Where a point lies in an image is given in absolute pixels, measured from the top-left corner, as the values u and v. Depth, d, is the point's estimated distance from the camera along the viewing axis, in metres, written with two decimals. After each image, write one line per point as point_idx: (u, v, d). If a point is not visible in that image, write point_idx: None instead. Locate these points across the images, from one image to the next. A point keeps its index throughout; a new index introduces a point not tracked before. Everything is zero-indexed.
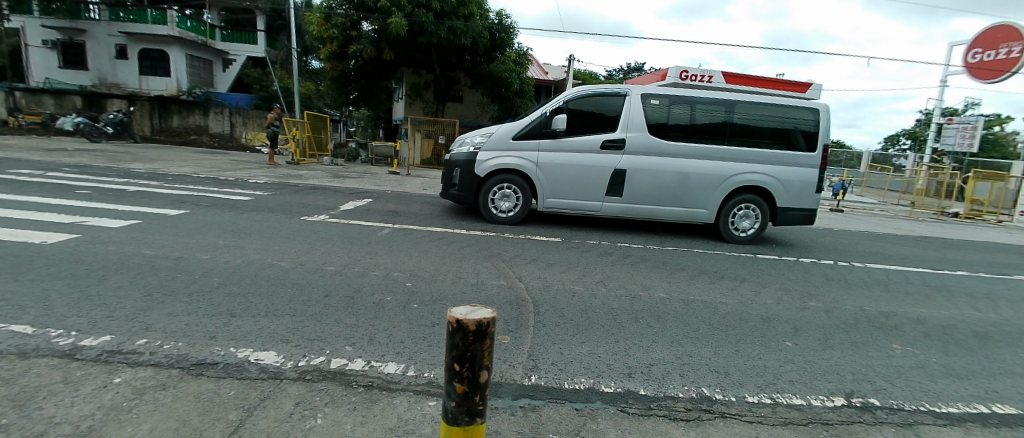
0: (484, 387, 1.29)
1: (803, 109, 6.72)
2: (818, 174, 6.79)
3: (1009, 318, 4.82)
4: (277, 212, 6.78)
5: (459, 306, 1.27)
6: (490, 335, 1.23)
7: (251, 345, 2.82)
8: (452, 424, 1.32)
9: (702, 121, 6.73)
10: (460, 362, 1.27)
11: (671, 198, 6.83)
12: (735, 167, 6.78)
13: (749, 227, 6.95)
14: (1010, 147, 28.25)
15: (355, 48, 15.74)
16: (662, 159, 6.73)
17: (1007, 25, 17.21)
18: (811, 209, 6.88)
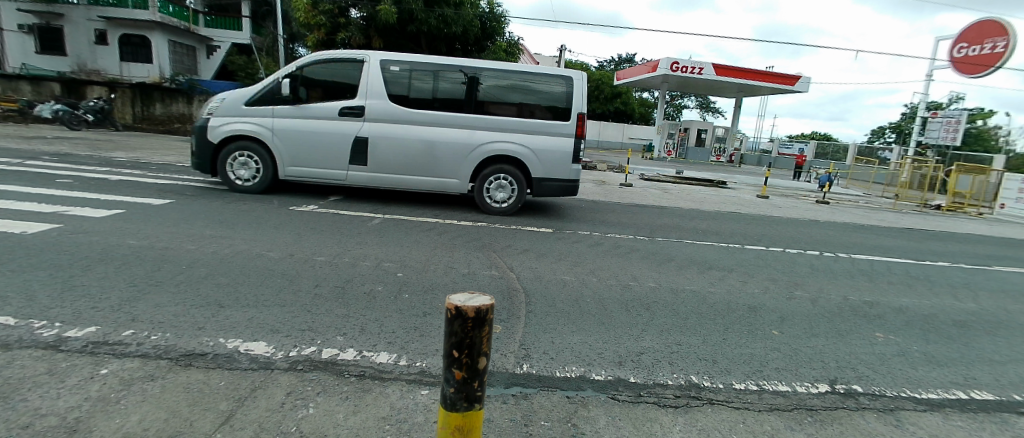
0: (483, 373, 1.30)
1: (552, 76, 6.88)
2: (567, 144, 6.88)
3: (987, 307, 4.97)
4: (265, 202, 6.70)
5: (457, 293, 1.27)
6: (488, 321, 1.23)
7: (240, 335, 2.80)
8: (451, 409, 1.32)
9: (443, 91, 6.76)
10: (459, 349, 1.26)
11: (417, 166, 6.83)
12: (482, 137, 6.82)
13: (504, 198, 7.03)
14: (992, 140, 28.85)
15: (344, 36, 15.46)
16: (403, 127, 6.74)
17: (993, 21, 17.50)
18: (567, 180, 6.98)
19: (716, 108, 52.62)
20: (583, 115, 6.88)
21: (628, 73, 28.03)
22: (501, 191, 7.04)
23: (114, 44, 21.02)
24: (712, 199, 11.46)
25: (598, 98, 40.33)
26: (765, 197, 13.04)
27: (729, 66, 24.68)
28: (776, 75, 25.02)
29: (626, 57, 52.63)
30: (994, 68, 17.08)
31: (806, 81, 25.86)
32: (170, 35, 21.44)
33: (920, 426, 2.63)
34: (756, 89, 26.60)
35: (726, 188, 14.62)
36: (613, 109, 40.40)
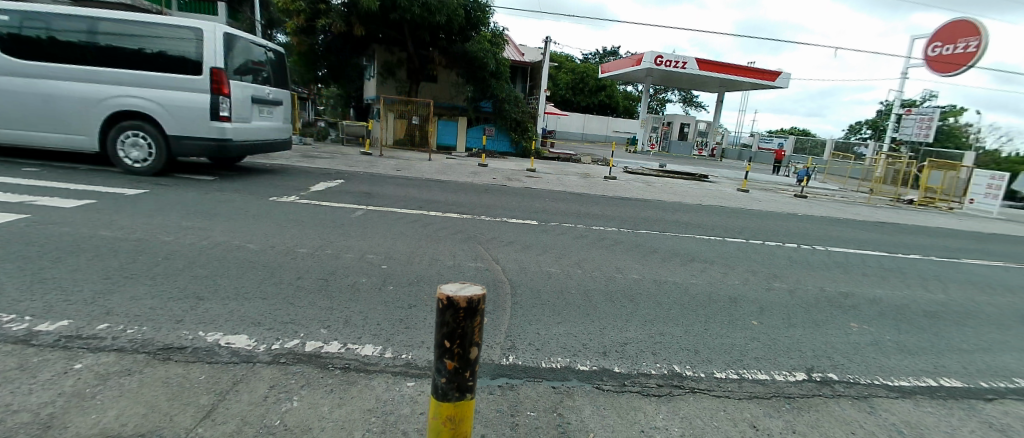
0: (475, 363, 1.29)
1: (177, 26, 6.52)
2: (199, 99, 6.60)
3: (955, 298, 5.18)
4: (244, 192, 6.54)
5: (449, 283, 1.26)
6: (479, 312, 1.22)
7: (221, 328, 2.74)
8: (442, 399, 1.31)
9: (62, 39, 6.50)
10: (451, 339, 1.26)
11: (41, 121, 6.58)
12: (100, 90, 6.52)
13: (140, 157, 6.79)
14: (962, 137, 29.87)
15: (324, 22, 15.08)
16: (21, 80, 6.52)
17: (966, 20, 18.00)
18: (204, 138, 6.71)
19: (698, 102, 53.18)
20: (219, 70, 6.60)
21: (613, 65, 28.04)
22: (137, 150, 6.79)
23: None
24: (693, 193, 11.63)
25: (583, 91, 40.32)
26: (746, 190, 13.30)
27: (712, 61, 24.90)
28: (757, 70, 25.37)
29: (611, 50, 52.66)
30: (966, 67, 17.63)
31: (787, 76, 26.28)
32: None
33: (892, 412, 2.74)
34: (737, 83, 26.96)
35: (708, 182, 14.86)
36: (597, 102, 40.48)
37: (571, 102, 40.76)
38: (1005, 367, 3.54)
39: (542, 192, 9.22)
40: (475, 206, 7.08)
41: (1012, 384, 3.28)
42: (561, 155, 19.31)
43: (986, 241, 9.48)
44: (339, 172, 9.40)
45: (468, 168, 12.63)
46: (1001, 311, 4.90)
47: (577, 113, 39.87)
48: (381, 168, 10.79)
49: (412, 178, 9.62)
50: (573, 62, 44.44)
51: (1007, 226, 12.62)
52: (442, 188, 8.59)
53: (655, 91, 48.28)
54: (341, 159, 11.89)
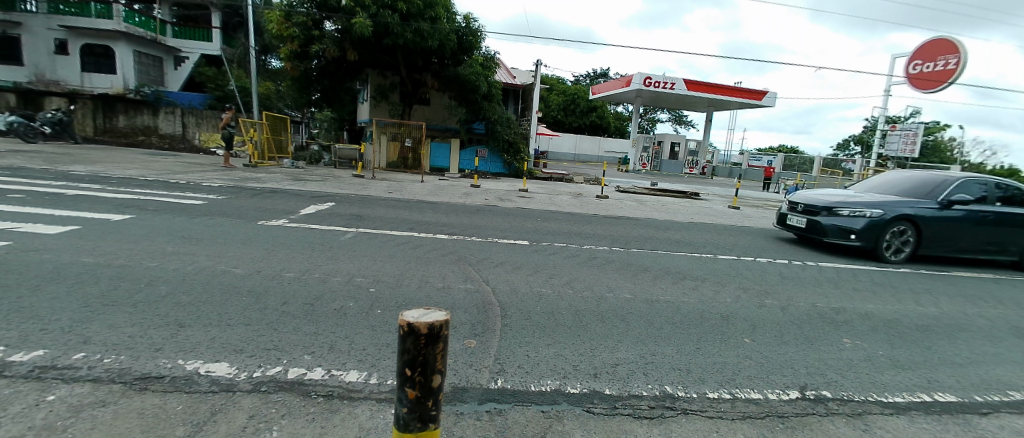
0: (438, 391, 1.26)
1: None
2: None
3: (946, 311, 5.19)
4: (232, 216, 6.52)
5: (411, 308, 1.24)
6: (442, 338, 1.21)
7: (201, 356, 2.68)
8: (403, 429, 1.28)
9: None
10: (412, 367, 1.23)
11: None
12: None
13: None
14: (947, 152, 30.65)
15: (317, 48, 15.33)
16: None
17: (944, 39, 18.59)
18: None
19: (688, 121, 54.03)
20: None
21: (602, 86, 28.44)
22: None
23: (75, 53, 20.26)
24: (685, 210, 11.66)
25: (575, 112, 40.87)
26: (738, 208, 13.37)
27: (700, 81, 25.44)
28: (743, 90, 25.98)
29: (601, 73, 53.90)
30: (947, 83, 18.17)
31: (774, 95, 26.84)
32: (136, 46, 20.78)
33: (887, 429, 2.71)
34: (725, 103, 27.49)
35: (699, 199, 15.02)
36: (588, 123, 41.19)
37: (563, 124, 41.32)
38: (1000, 381, 3.52)
39: (534, 212, 9.22)
40: (466, 227, 7.05)
41: (1007, 397, 3.25)
42: (554, 174, 19.46)
43: None
44: (331, 194, 9.41)
45: (461, 189, 12.65)
46: (992, 324, 4.91)
47: (568, 134, 40.38)
48: (373, 189, 10.83)
49: (403, 199, 9.61)
50: (563, 84, 45.42)
51: None
52: (433, 209, 8.56)
53: (645, 110, 49.13)
54: (332, 181, 11.92)
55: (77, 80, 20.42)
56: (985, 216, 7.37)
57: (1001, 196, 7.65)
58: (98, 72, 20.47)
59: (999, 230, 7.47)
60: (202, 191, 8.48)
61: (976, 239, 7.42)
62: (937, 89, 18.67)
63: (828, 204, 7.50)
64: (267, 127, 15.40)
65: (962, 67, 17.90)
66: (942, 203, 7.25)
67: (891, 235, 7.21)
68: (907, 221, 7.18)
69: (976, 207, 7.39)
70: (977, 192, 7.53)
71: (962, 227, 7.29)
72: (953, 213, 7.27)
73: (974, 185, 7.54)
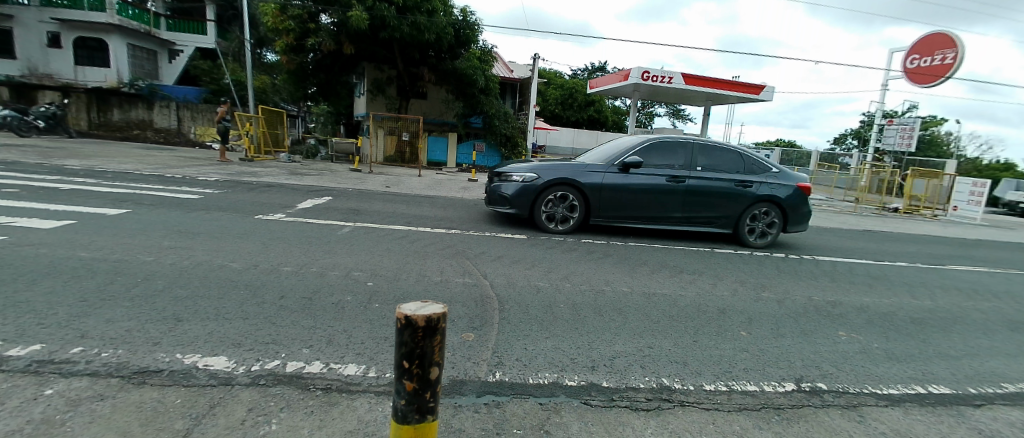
0: (436, 383, 1.27)
1: None
2: None
3: (942, 304, 5.24)
4: (229, 210, 6.49)
5: (409, 301, 1.24)
6: (440, 330, 1.21)
7: (199, 351, 2.68)
8: (403, 422, 1.27)
9: None
10: (410, 359, 1.24)
11: None
12: None
13: None
14: (943, 147, 30.83)
15: (313, 41, 15.21)
16: None
17: (942, 33, 18.58)
18: None
19: (686, 115, 54.02)
20: None
21: (600, 80, 28.35)
22: None
23: (68, 47, 20.05)
24: None
25: (572, 106, 40.76)
26: None
27: (698, 76, 25.38)
28: (741, 84, 25.95)
29: (599, 67, 53.74)
30: (944, 78, 18.22)
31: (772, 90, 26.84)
32: (130, 39, 20.58)
33: (882, 421, 2.74)
34: (723, 97, 27.47)
35: None
36: (586, 117, 41.11)
37: (560, 117, 41.19)
38: (993, 372, 3.57)
39: None
40: (464, 221, 7.03)
41: (1000, 389, 3.29)
42: None
43: (971, 248, 9.65)
44: (328, 189, 9.37)
45: (459, 183, 12.62)
46: (986, 317, 4.96)
47: (567, 128, 40.28)
48: (370, 184, 10.79)
49: (400, 194, 9.57)
50: (561, 77, 45.27)
51: (990, 233, 12.91)
52: (431, 203, 8.54)
53: (643, 104, 49.05)
54: (329, 175, 11.86)
55: (70, 74, 20.22)
56: (675, 184, 6.80)
57: (705, 162, 7.01)
58: (92, 66, 20.27)
59: (689, 198, 6.86)
60: (198, 186, 8.45)
61: (664, 208, 6.85)
62: (934, 83, 18.70)
63: (505, 170, 7.11)
64: (263, 121, 15.27)
65: (959, 62, 17.92)
66: (621, 169, 6.76)
67: (552, 201, 6.82)
68: (568, 186, 6.76)
69: (663, 173, 6.82)
70: (672, 158, 6.94)
71: (642, 194, 6.76)
72: (627, 179, 6.76)
73: (672, 150, 6.96)
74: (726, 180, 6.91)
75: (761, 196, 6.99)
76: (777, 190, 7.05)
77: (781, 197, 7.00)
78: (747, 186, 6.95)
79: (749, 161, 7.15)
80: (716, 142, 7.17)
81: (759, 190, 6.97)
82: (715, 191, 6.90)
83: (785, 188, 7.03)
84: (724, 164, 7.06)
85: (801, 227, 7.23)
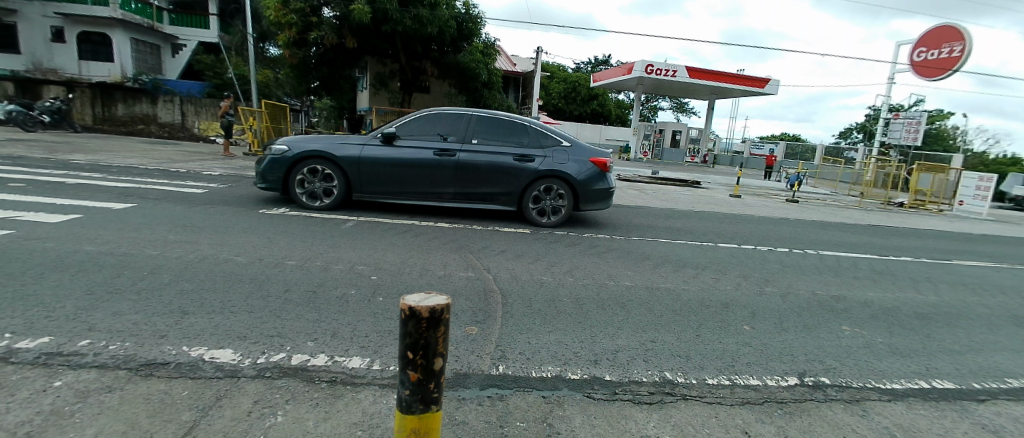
0: (440, 373, 1.27)
1: None
2: None
3: (946, 299, 5.22)
4: (233, 204, 6.52)
5: (413, 292, 1.24)
6: (443, 321, 1.21)
7: (205, 343, 2.70)
8: (406, 412, 1.28)
9: None
10: (414, 350, 1.23)
11: None
12: None
13: None
14: (950, 140, 30.57)
15: (316, 35, 15.17)
16: None
17: (949, 25, 18.37)
18: None
19: (689, 109, 53.71)
20: None
21: (603, 74, 28.14)
22: None
23: (72, 41, 20.09)
24: (687, 199, 11.63)
25: (575, 100, 40.58)
26: (739, 196, 13.34)
27: (702, 69, 25.18)
28: (745, 77, 25.73)
29: (603, 60, 53.44)
30: (951, 72, 17.99)
31: (776, 83, 26.63)
32: (133, 33, 20.60)
33: (885, 416, 2.75)
34: (727, 91, 27.23)
35: (700, 188, 14.98)
36: (589, 111, 40.92)
37: (563, 111, 40.93)
38: (998, 368, 3.56)
39: None
40: (467, 216, 7.03)
41: (1005, 384, 3.29)
42: None
43: (978, 243, 9.57)
44: None
45: None
46: (992, 312, 4.94)
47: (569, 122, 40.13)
48: None
49: None
50: (564, 71, 45.07)
51: (998, 228, 12.79)
52: None
53: (646, 98, 48.67)
54: None
55: (74, 69, 20.28)
56: (442, 158, 6.37)
57: (483, 135, 6.58)
58: (96, 60, 20.30)
59: (460, 174, 6.44)
60: (202, 180, 8.48)
61: (435, 183, 6.43)
62: (941, 76, 18.51)
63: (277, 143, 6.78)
64: (266, 115, 15.26)
65: (967, 54, 17.72)
66: (385, 140, 6.36)
67: (309, 175, 6.47)
68: (326, 160, 6.38)
69: (432, 146, 6.41)
70: (447, 130, 6.52)
71: (403, 168, 6.35)
72: (393, 152, 6.37)
73: (448, 122, 6.56)
74: (502, 153, 6.46)
75: (545, 172, 6.54)
76: (564, 164, 6.58)
77: (570, 173, 6.55)
78: (528, 160, 6.50)
79: (537, 134, 6.71)
80: (500, 114, 6.74)
81: (543, 165, 6.52)
82: (491, 166, 6.46)
83: (574, 162, 6.58)
84: (504, 136, 6.62)
85: (603, 205, 6.78)
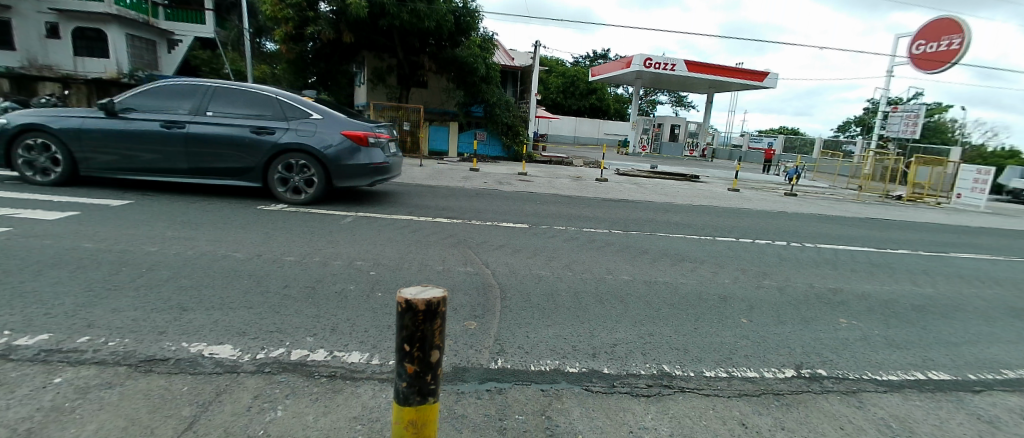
0: (437, 366, 1.28)
1: None
2: None
3: (943, 291, 5.25)
4: (230, 201, 6.51)
5: (409, 285, 1.24)
6: (440, 314, 1.22)
7: (205, 339, 2.71)
8: (403, 403, 1.29)
9: None
10: (410, 342, 1.24)
11: None
12: None
13: None
14: (948, 133, 30.58)
15: (312, 30, 15.08)
16: None
17: (949, 18, 18.27)
18: None
19: (688, 103, 53.61)
20: None
21: (601, 68, 28.05)
22: None
23: (67, 37, 19.95)
24: (685, 193, 11.65)
25: (574, 94, 40.47)
26: (736, 190, 13.37)
27: (701, 63, 25.10)
28: (744, 71, 25.68)
29: (601, 54, 53.24)
30: (952, 64, 18.00)
31: (775, 77, 26.57)
32: (129, 29, 20.46)
33: (880, 407, 2.78)
34: (726, 85, 27.20)
35: (698, 182, 14.98)
36: (588, 105, 40.81)
37: (561, 106, 40.83)
38: (993, 359, 3.59)
39: (534, 195, 9.21)
40: (466, 211, 7.03)
41: (1000, 375, 3.32)
42: (553, 157, 19.34)
43: (975, 236, 9.62)
44: None
45: (460, 172, 12.58)
46: (988, 304, 4.98)
47: (568, 116, 40.03)
48: None
49: (402, 183, 9.56)
50: (562, 65, 44.91)
51: (994, 220, 12.85)
52: (432, 193, 8.53)
53: (645, 92, 48.58)
54: None
55: (70, 65, 20.16)
56: (170, 130, 6.10)
57: (226, 107, 6.31)
58: (91, 56, 20.15)
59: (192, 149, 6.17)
60: None
61: (170, 160, 6.19)
62: (940, 69, 18.45)
63: None
64: None
65: (965, 48, 17.66)
66: (110, 113, 6.10)
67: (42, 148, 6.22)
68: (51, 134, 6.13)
69: (161, 118, 6.13)
70: (183, 101, 6.24)
71: (134, 143, 6.10)
72: (122, 124, 6.10)
73: (187, 92, 6.27)
74: (236, 126, 6.19)
75: (286, 145, 6.25)
76: (308, 138, 6.28)
77: (318, 147, 6.28)
78: (268, 133, 6.22)
79: (287, 106, 6.42)
80: (247, 86, 6.44)
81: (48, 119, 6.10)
82: (227, 140, 6.18)
83: (324, 136, 6.31)
84: (246, 108, 6.33)
85: (363, 180, 6.57)
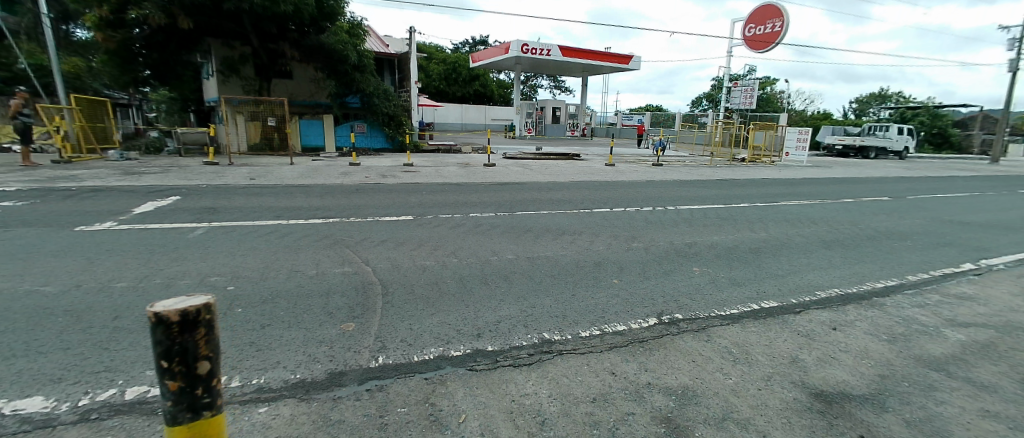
0: (209, 378, 1.17)
1: None
2: None
3: (772, 234, 6.38)
4: (38, 224, 5.29)
5: (165, 295, 1.10)
6: (203, 323, 1.11)
7: (3, 395, 2.20)
8: (173, 424, 1.15)
9: None
10: (169, 358, 1.11)
11: None
12: None
13: None
14: (776, 103, 36.82)
15: (137, 14, 12.67)
16: None
17: (772, 5, 21.74)
18: None
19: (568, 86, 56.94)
20: None
21: (483, 54, 28.16)
22: None
23: None
24: (566, 172, 12.37)
25: (457, 82, 40.31)
26: (612, 165, 14.59)
27: (573, 47, 26.58)
28: (613, 55, 27.85)
29: (481, 40, 53.68)
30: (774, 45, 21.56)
31: (638, 59, 29.32)
32: None
33: (723, 338, 3.30)
34: (597, 68, 29.30)
35: (580, 160, 16.06)
36: (473, 92, 41.09)
37: (445, 93, 40.31)
38: (809, 285, 4.47)
39: (420, 186, 9.02)
40: (346, 209, 6.63)
41: (811, 297, 4.16)
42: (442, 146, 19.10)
43: (795, 186, 11.79)
44: (177, 187, 8.13)
45: (338, 168, 11.79)
46: (807, 240, 6.17)
47: (455, 104, 39.83)
48: (231, 177, 9.60)
49: (268, 185, 8.65)
50: (442, 52, 44.33)
51: (812, 172, 15.86)
52: (304, 193, 7.86)
53: (527, 77, 50.27)
54: (178, 172, 10.26)
55: None
56: None
57: None
58: None
59: None
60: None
61: None
62: (768, 49, 21.97)
63: None
64: (81, 112, 12.52)
65: (784, 30, 21.21)
66: None
67: None
68: None
69: None
70: None
71: None
72: None
73: None
74: None
75: None
76: None
77: None
78: None
79: None
80: None
81: None
82: None
83: None
84: None
85: None
